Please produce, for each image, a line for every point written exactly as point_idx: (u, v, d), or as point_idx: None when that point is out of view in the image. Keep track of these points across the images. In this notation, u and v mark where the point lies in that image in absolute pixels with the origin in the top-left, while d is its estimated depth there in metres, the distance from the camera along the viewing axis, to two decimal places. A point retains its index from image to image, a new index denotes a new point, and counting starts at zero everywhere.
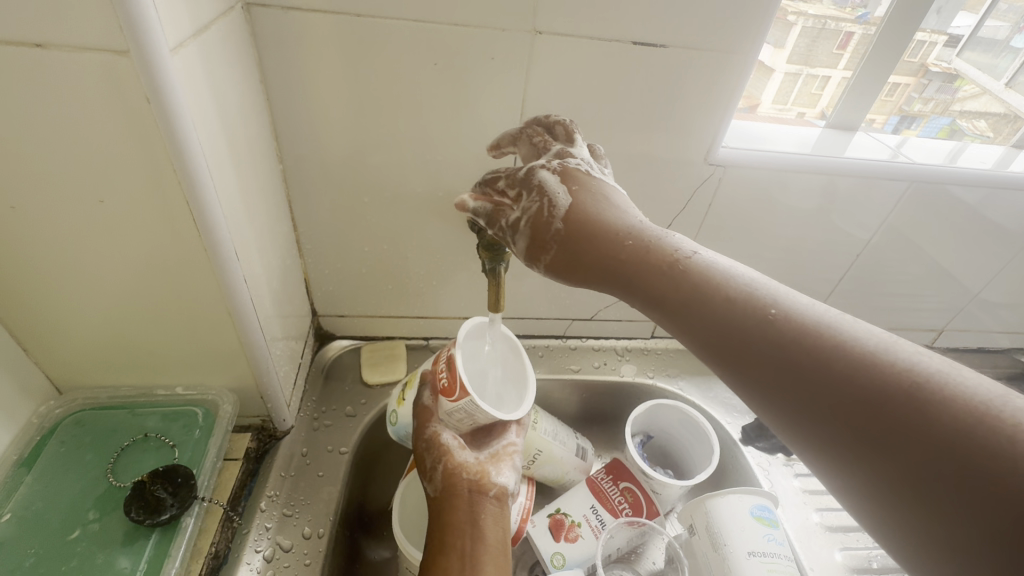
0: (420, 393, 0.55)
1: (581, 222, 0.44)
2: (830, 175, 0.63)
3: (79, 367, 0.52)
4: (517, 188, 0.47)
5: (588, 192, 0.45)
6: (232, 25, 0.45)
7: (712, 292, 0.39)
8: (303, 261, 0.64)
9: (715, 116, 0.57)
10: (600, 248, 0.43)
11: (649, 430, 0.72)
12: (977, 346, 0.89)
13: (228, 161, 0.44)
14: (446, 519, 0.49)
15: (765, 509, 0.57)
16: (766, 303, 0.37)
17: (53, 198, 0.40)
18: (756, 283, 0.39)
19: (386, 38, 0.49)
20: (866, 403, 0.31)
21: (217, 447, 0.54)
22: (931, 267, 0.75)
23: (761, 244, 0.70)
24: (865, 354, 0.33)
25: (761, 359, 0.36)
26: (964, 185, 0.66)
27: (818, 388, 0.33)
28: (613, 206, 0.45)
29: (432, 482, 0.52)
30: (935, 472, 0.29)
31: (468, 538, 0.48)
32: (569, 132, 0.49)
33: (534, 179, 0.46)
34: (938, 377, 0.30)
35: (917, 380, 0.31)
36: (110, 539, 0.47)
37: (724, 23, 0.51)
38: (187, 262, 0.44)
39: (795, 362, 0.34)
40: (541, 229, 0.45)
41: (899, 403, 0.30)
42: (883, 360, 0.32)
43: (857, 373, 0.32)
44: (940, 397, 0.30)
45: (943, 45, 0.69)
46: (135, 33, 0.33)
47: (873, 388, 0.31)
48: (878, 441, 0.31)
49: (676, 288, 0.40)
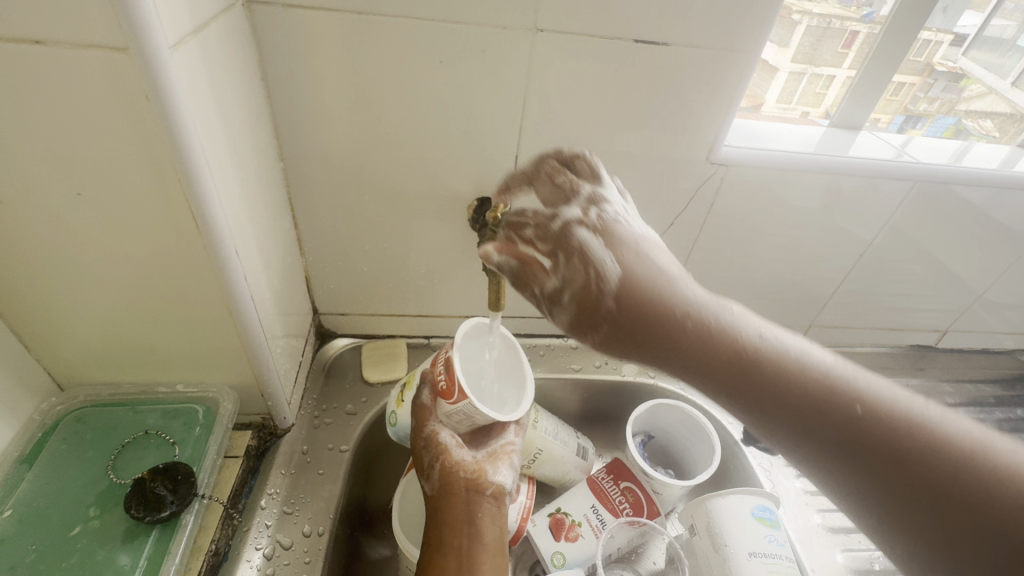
0: (419, 391, 0.54)
1: (637, 290, 0.46)
2: (834, 175, 0.63)
3: (81, 365, 0.52)
4: (550, 243, 0.50)
5: (630, 252, 0.48)
6: (233, 23, 0.45)
7: (757, 360, 0.44)
8: (304, 259, 0.65)
9: (718, 115, 0.56)
10: (658, 314, 0.46)
11: (651, 430, 0.72)
12: (981, 347, 0.88)
13: (229, 160, 0.44)
14: (444, 517, 0.50)
15: (766, 510, 0.57)
16: (815, 376, 0.43)
17: (55, 196, 0.40)
18: (796, 353, 0.44)
19: (388, 36, 0.49)
20: (895, 457, 0.39)
21: (217, 445, 0.54)
22: (935, 267, 0.74)
23: (764, 244, 0.69)
24: (904, 423, 0.39)
25: (816, 421, 0.41)
26: (968, 185, 0.66)
27: (845, 437, 0.40)
28: (655, 264, 0.48)
29: (429, 480, 0.52)
30: (953, 517, 0.36)
31: (466, 538, 0.48)
32: (594, 174, 0.53)
33: (574, 242, 0.48)
34: (941, 430, 0.39)
35: (939, 440, 0.38)
36: (110, 536, 0.47)
37: (728, 21, 0.50)
38: (188, 260, 0.44)
39: (846, 426, 0.40)
40: (588, 299, 0.47)
41: (927, 457, 0.38)
42: (910, 423, 0.39)
43: (890, 436, 0.39)
44: (948, 445, 0.38)
45: (948, 44, 0.69)
46: (134, 31, 0.33)
47: (895, 441, 0.39)
48: (897, 484, 0.38)
49: (728, 352, 0.44)
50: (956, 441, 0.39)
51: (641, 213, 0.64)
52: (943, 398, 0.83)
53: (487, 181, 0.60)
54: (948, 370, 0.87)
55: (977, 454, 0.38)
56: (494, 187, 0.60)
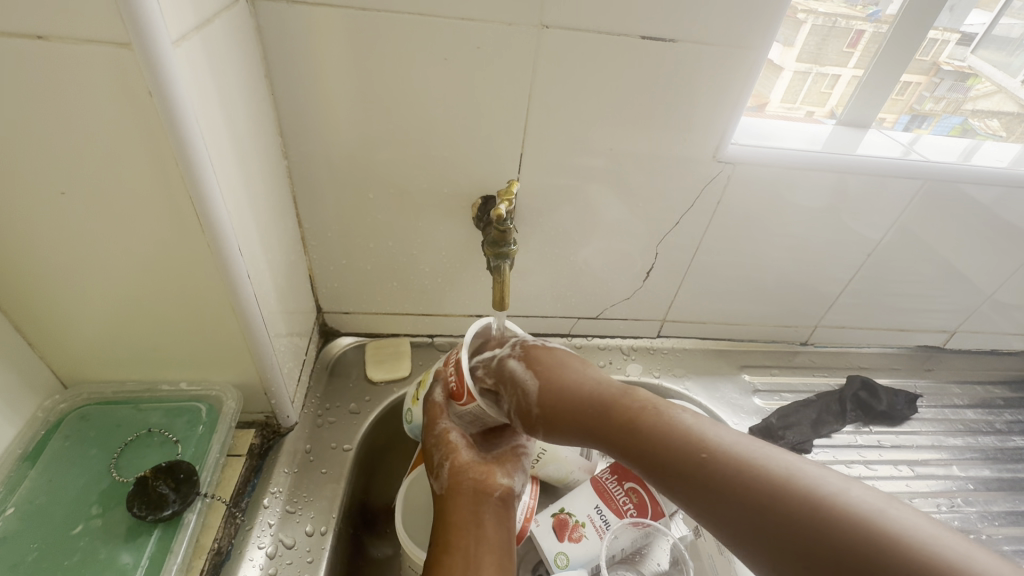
0: (432, 389, 0.56)
1: (556, 402, 0.52)
2: (841, 174, 0.62)
3: (85, 363, 0.52)
4: (493, 378, 0.56)
5: (549, 365, 0.54)
6: (236, 19, 0.44)
7: (665, 441, 0.46)
8: (308, 257, 0.64)
9: (724, 113, 0.56)
10: (576, 416, 0.51)
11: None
12: (990, 349, 0.87)
13: (232, 157, 0.44)
14: (451, 516, 0.49)
15: None
16: (698, 447, 0.44)
17: (59, 194, 0.40)
18: (694, 426, 0.45)
19: (392, 33, 0.49)
20: (800, 538, 0.37)
21: (220, 443, 0.54)
22: (943, 267, 0.73)
23: (770, 243, 0.69)
24: (789, 493, 0.39)
25: (726, 510, 0.41)
26: (977, 184, 0.65)
27: (772, 527, 0.38)
28: (574, 369, 0.53)
29: (438, 479, 0.52)
30: None
31: (472, 538, 0.47)
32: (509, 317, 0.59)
33: (506, 371, 0.55)
34: (835, 495, 0.38)
35: (831, 506, 0.37)
36: (113, 534, 0.47)
37: (735, 17, 0.50)
38: (190, 258, 0.44)
39: (747, 506, 0.40)
40: (525, 413, 0.53)
41: (828, 535, 0.36)
42: (804, 493, 0.38)
43: (811, 522, 0.37)
44: (845, 515, 0.36)
45: (955, 43, 0.69)
46: (137, 26, 0.32)
47: (798, 513, 0.38)
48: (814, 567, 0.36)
49: (663, 442, 0.46)
50: (856, 512, 0.36)
51: (647, 211, 0.64)
52: (951, 400, 0.83)
53: (491, 179, 0.59)
54: (956, 372, 0.86)
55: (873, 516, 0.36)
56: (498, 185, 0.60)
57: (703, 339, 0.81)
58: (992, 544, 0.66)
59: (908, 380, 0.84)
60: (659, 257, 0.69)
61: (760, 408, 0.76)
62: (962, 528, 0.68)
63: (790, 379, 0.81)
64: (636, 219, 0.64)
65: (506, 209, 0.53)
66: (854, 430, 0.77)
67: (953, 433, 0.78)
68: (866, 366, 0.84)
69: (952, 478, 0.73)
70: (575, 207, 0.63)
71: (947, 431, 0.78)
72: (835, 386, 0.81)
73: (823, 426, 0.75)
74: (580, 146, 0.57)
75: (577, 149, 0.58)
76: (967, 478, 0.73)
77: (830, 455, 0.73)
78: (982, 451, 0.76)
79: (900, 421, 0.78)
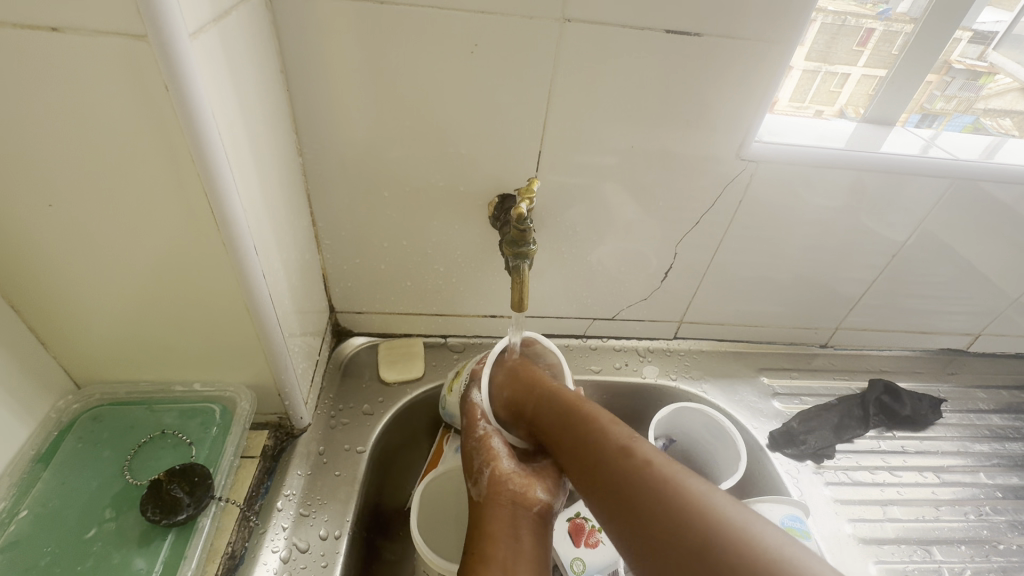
0: (471, 391, 0.59)
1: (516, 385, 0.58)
2: (864, 173, 0.61)
3: (99, 363, 0.51)
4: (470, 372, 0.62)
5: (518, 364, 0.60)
6: (252, 13, 0.44)
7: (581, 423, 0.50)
8: (321, 256, 0.63)
9: (747, 109, 0.54)
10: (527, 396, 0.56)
11: (670, 433, 0.69)
12: (1015, 352, 0.85)
13: (248, 154, 0.43)
14: (489, 527, 0.48)
15: (796, 520, 0.55)
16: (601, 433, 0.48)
17: (77, 192, 0.39)
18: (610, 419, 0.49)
19: (408, 27, 0.48)
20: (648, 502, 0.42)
21: (234, 446, 0.53)
22: (967, 269, 0.72)
23: (789, 243, 0.67)
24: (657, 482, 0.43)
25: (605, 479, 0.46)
26: (1005, 184, 0.63)
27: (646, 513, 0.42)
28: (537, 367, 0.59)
29: (477, 485, 0.52)
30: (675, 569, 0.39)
31: (510, 550, 0.46)
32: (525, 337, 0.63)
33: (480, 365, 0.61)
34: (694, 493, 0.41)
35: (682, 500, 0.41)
36: (126, 539, 0.46)
37: (759, 11, 0.48)
38: (206, 256, 0.43)
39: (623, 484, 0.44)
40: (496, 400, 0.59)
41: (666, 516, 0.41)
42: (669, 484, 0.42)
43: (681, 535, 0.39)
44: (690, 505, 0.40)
45: (968, 40, 0.66)
46: (153, 16, 0.31)
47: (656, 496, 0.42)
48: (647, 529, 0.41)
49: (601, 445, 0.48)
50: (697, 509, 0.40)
51: (666, 210, 0.62)
52: (975, 404, 0.81)
53: (508, 177, 0.58)
54: (979, 375, 0.84)
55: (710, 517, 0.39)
56: (516, 184, 0.59)
57: (721, 340, 0.80)
58: (1021, 553, 0.65)
59: (931, 383, 0.82)
60: (677, 257, 0.67)
61: (780, 411, 0.75)
62: (990, 538, 0.66)
63: (810, 383, 0.79)
64: (655, 219, 0.63)
65: (525, 208, 0.52)
66: (877, 435, 0.75)
67: (979, 438, 0.76)
68: (887, 368, 0.82)
69: (978, 485, 0.71)
70: (594, 205, 0.61)
71: (972, 436, 0.76)
72: (857, 390, 0.79)
73: (845, 431, 0.73)
74: (599, 143, 0.56)
75: (596, 147, 0.56)
76: (995, 486, 0.71)
77: (852, 460, 0.71)
78: (1009, 458, 0.75)
79: (924, 426, 0.76)
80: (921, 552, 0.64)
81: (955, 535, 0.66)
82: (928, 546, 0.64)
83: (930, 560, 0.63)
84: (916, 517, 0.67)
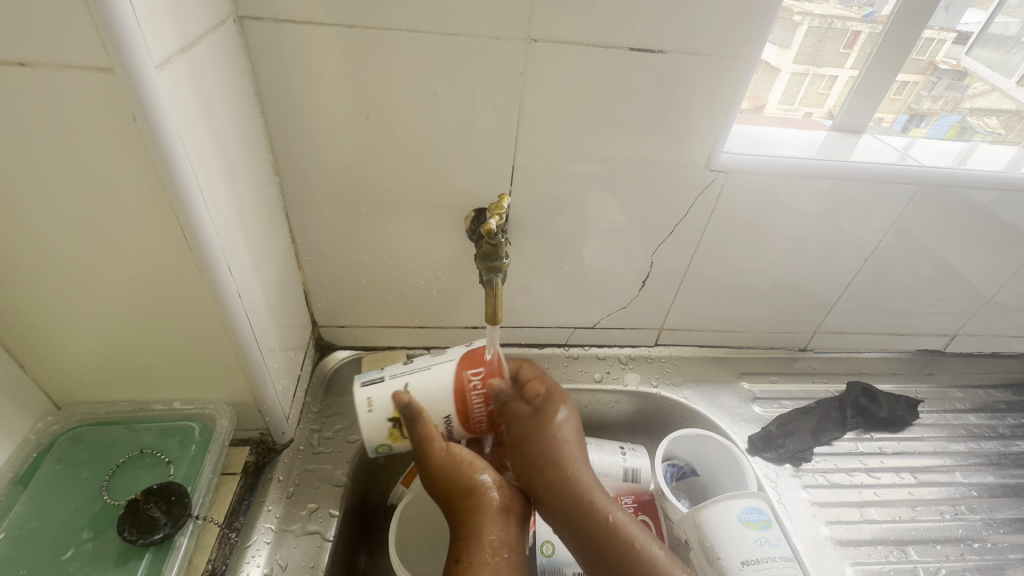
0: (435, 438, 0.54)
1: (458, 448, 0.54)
2: (837, 180, 0.62)
3: (76, 384, 0.52)
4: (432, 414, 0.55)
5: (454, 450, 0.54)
6: (223, 38, 0.45)
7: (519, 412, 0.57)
8: (302, 272, 0.64)
9: (715, 121, 0.56)
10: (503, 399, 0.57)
11: (695, 463, 0.69)
12: (992, 351, 0.86)
13: (220, 179, 0.44)
14: (476, 520, 0.51)
15: (754, 512, 0.55)
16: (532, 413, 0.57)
17: (47, 220, 0.40)
18: (540, 410, 0.57)
19: (380, 45, 0.49)
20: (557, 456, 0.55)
21: (213, 463, 0.54)
22: (942, 270, 0.73)
23: (765, 250, 0.68)
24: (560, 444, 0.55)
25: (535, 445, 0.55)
26: (975, 187, 0.64)
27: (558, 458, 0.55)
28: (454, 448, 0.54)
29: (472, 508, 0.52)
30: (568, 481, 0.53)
31: (490, 548, 0.50)
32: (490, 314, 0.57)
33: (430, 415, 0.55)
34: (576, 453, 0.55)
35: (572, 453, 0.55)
36: (103, 559, 0.47)
37: (722, 27, 0.50)
38: (179, 276, 0.44)
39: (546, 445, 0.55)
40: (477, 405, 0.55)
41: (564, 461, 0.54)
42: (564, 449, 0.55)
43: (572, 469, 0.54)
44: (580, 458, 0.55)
45: (951, 42, 0.68)
46: (119, 52, 0.32)
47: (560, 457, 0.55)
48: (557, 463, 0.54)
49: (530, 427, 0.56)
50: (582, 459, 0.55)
51: (642, 220, 0.63)
52: (953, 404, 0.82)
53: (483, 191, 0.59)
54: (958, 375, 0.85)
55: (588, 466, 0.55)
56: (490, 199, 0.59)
57: (702, 346, 0.81)
58: (995, 552, 0.66)
59: (910, 384, 0.83)
60: (654, 265, 0.68)
61: (760, 415, 0.76)
62: (965, 537, 0.67)
63: (789, 387, 0.80)
64: (630, 227, 0.64)
65: (497, 223, 0.53)
66: (855, 437, 0.76)
67: (956, 438, 0.77)
68: (867, 371, 0.83)
69: (955, 485, 0.72)
70: (569, 216, 0.62)
71: (950, 436, 0.78)
72: (836, 393, 0.80)
73: (824, 433, 0.75)
74: (570, 155, 0.57)
75: (569, 159, 0.57)
76: (971, 485, 0.72)
77: (831, 463, 0.73)
78: (985, 456, 0.76)
79: (902, 428, 0.77)
80: (898, 552, 0.65)
81: (931, 534, 0.67)
82: (904, 546, 0.65)
83: (907, 561, 0.64)
84: (893, 518, 0.68)
